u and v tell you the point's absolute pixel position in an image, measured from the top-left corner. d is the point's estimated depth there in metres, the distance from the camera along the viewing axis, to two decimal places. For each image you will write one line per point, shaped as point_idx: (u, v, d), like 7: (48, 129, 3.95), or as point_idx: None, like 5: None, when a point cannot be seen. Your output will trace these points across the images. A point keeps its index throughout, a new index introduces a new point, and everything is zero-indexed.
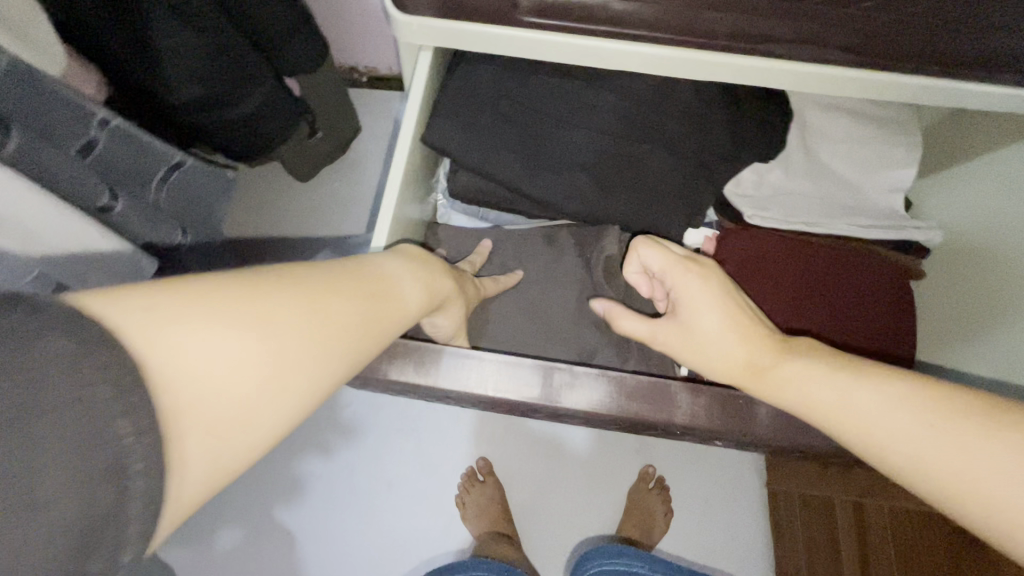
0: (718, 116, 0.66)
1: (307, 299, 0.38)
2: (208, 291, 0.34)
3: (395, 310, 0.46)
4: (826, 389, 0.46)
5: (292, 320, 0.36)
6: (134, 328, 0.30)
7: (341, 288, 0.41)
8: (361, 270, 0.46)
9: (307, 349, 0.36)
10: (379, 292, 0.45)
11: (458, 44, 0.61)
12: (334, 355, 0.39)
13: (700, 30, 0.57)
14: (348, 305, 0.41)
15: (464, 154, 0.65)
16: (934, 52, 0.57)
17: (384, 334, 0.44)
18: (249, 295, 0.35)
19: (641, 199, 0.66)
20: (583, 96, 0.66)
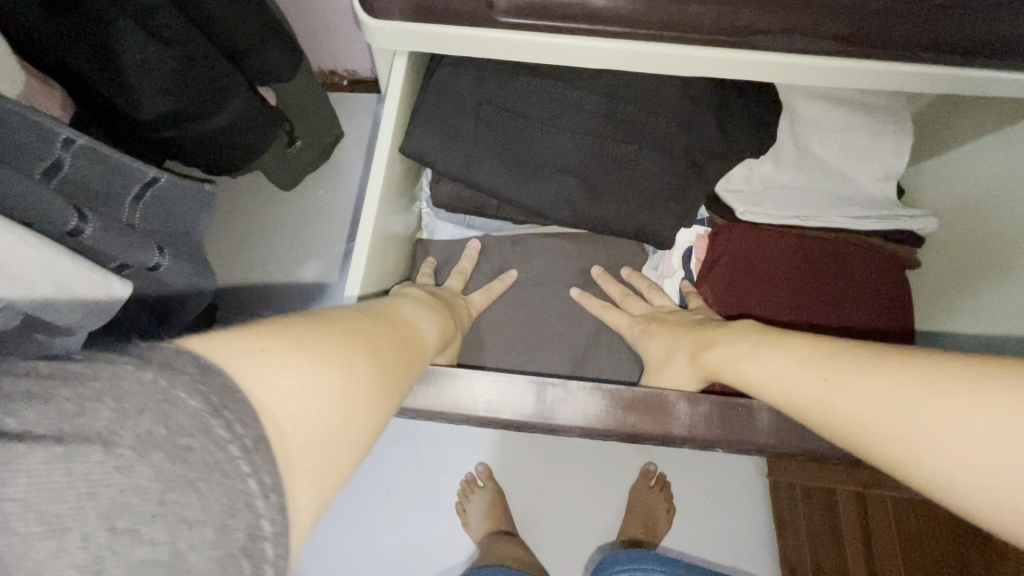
0: (707, 116, 0.63)
1: (362, 341, 0.38)
2: (288, 337, 0.33)
3: (423, 349, 0.47)
4: (760, 377, 0.49)
5: (358, 348, 0.37)
6: (236, 371, 0.28)
7: (382, 329, 0.42)
8: (383, 313, 0.47)
9: (378, 373, 0.37)
10: (404, 323, 0.47)
11: (433, 47, 0.58)
12: (396, 380, 0.39)
13: (685, 27, 0.55)
14: (393, 343, 0.42)
15: (444, 161, 0.62)
16: (921, 41, 0.56)
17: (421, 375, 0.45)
18: (312, 330, 0.35)
19: (631, 203, 0.63)
20: (566, 100, 0.63)
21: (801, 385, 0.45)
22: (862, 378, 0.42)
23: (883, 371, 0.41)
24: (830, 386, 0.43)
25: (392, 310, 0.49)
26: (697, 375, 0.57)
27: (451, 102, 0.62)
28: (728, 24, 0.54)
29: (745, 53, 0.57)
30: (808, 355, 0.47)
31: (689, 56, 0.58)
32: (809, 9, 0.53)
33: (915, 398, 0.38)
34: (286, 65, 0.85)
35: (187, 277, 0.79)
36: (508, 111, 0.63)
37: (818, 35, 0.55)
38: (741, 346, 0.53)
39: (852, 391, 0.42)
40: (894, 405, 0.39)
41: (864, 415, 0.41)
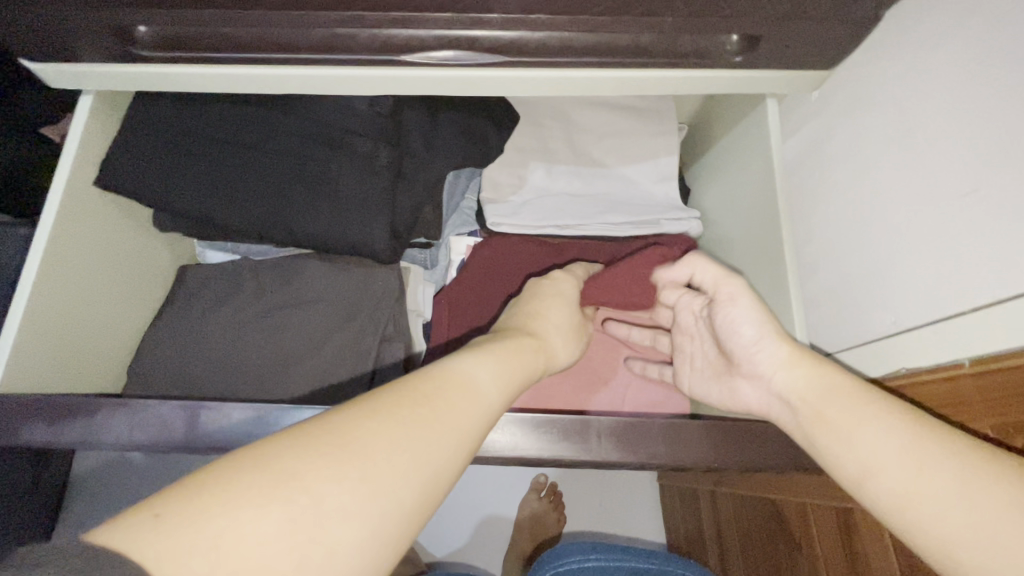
0: (410, 131, 0.66)
1: (348, 454, 0.33)
2: (246, 466, 0.31)
3: (468, 416, 0.40)
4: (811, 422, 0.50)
5: (331, 477, 0.32)
6: (140, 550, 0.26)
7: (393, 427, 0.36)
8: (422, 380, 0.41)
9: (360, 504, 0.32)
10: (435, 392, 0.40)
11: (109, 84, 0.59)
12: (392, 502, 0.33)
13: (338, 46, 0.55)
14: (400, 444, 0.35)
15: (145, 190, 0.62)
16: (579, 46, 0.57)
17: (447, 472, 0.37)
18: (257, 463, 0.32)
19: (340, 218, 0.63)
20: (266, 124, 0.64)
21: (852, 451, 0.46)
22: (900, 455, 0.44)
23: (935, 447, 0.43)
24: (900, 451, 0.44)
25: (443, 378, 0.42)
26: (742, 373, 0.58)
27: (147, 142, 0.62)
28: (378, 43, 0.55)
29: (418, 71, 0.58)
30: (866, 414, 0.47)
31: (365, 76, 0.59)
32: (449, 25, 0.54)
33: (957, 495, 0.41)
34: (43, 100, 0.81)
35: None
36: (223, 156, 0.63)
37: (476, 48, 0.56)
38: (818, 377, 0.51)
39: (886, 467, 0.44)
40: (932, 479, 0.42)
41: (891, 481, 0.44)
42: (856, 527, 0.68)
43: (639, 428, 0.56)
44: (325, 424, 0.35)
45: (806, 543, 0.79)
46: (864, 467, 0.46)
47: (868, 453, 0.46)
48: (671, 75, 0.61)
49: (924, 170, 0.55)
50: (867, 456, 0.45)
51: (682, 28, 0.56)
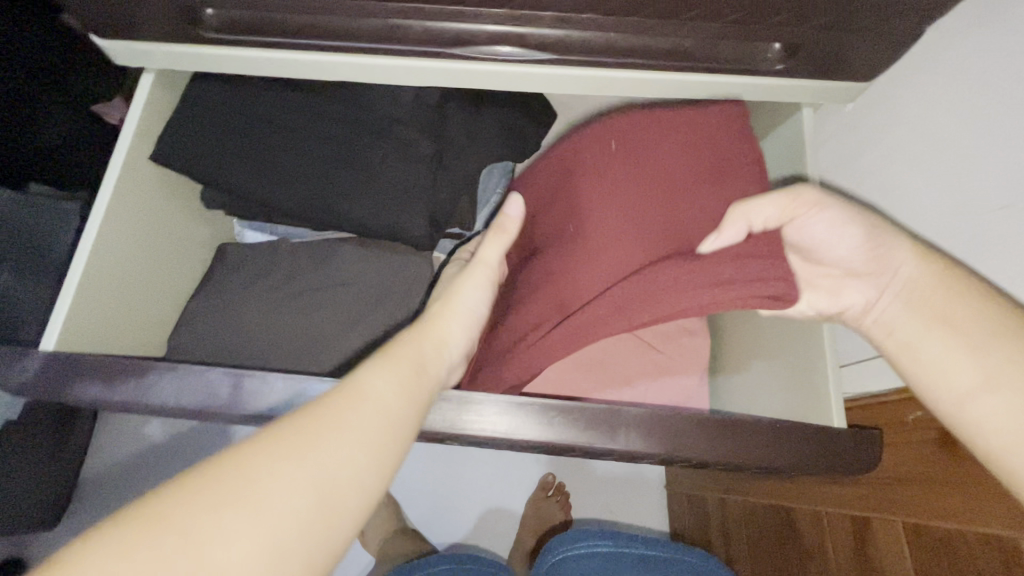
0: (452, 122, 0.67)
1: (208, 513, 0.32)
2: (123, 522, 0.31)
3: (369, 437, 0.38)
4: (923, 337, 0.50)
5: (211, 515, 0.32)
6: None
7: (266, 472, 0.34)
8: (321, 399, 0.39)
9: (243, 543, 0.32)
10: (330, 411, 0.38)
11: (171, 63, 0.62)
12: (282, 532, 0.33)
13: (392, 37, 0.57)
14: (275, 488, 0.34)
15: (194, 165, 0.64)
16: (624, 47, 0.59)
17: (349, 494, 0.36)
18: (138, 516, 0.32)
19: (380, 204, 0.65)
20: (314, 109, 0.66)
21: (962, 367, 0.47)
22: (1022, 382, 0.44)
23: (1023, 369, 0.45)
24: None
25: (332, 399, 0.39)
26: None
27: (201, 121, 0.65)
28: (431, 35, 0.57)
29: (467, 66, 0.60)
30: (963, 329, 0.48)
31: (415, 67, 0.61)
32: (502, 20, 0.56)
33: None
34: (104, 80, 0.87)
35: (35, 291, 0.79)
36: (271, 139, 0.65)
37: (525, 46, 0.58)
38: (919, 278, 0.52)
39: (987, 394, 0.45)
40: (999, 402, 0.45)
41: (979, 393, 0.46)
42: (871, 536, 0.68)
43: (663, 418, 0.57)
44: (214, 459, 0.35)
45: (818, 550, 0.79)
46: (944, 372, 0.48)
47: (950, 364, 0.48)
48: (711, 79, 0.62)
49: (960, 181, 0.56)
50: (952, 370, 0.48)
51: (726, 38, 0.58)
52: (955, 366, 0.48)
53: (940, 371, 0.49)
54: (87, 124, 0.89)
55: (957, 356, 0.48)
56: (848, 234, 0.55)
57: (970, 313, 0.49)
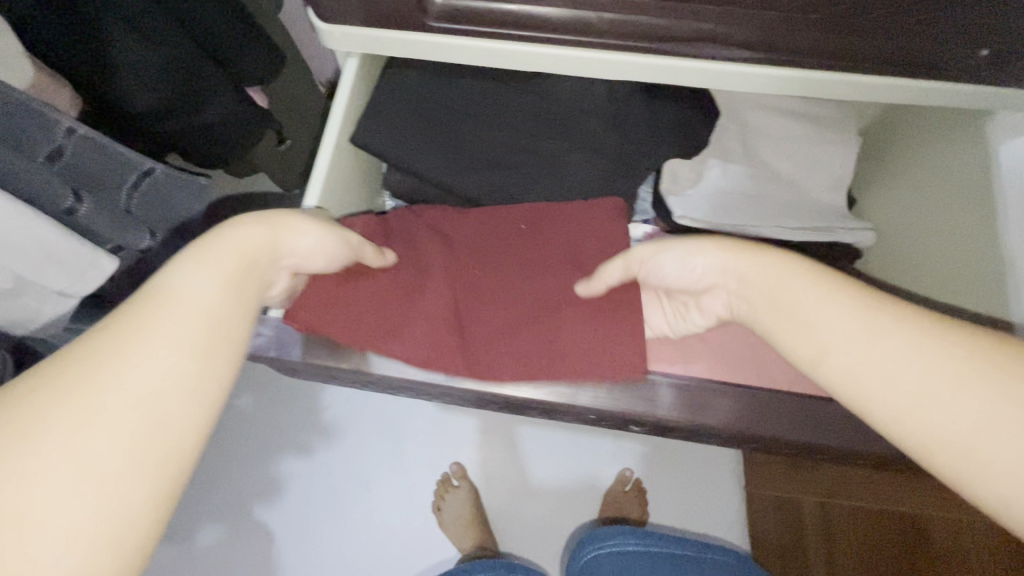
0: (634, 116, 0.69)
1: (78, 439, 0.35)
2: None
3: (173, 333, 0.40)
4: (853, 327, 0.45)
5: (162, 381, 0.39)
6: None
7: (34, 398, 0.36)
8: (144, 299, 0.41)
9: (183, 404, 0.39)
10: (150, 313, 0.40)
11: (379, 49, 0.65)
12: (196, 394, 0.40)
13: (602, 30, 0.60)
14: (92, 410, 0.36)
15: (387, 148, 0.67)
16: (824, 50, 0.61)
17: (192, 376, 0.40)
18: None
19: (560, 193, 0.68)
20: (503, 99, 0.69)
21: (907, 375, 0.42)
22: (903, 347, 0.43)
23: (981, 384, 0.39)
24: (830, 313, 0.46)
25: (141, 304, 0.41)
26: None
27: (398, 106, 0.67)
28: (641, 28, 0.59)
29: (666, 60, 0.63)
30: (880, 331, 0.44)
31: (614, 59, 0.64)
32: (714, 19, 0.58)
33: (932, 360, 0.42)
34: (270, 65, 0.92)
35: (171, 258, 0.99)
36: (460, 128, 0.68)
37: (730, 43, 0.61)
38: (796, 276, 0.49)
39: (950, 407, 0.40)
40: (950, 417, 0.40)
41: (939, 416, 0.40)
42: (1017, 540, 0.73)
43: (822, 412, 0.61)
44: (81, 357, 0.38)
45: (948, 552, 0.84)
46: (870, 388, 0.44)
47: (862, 374, 0.44)
48: (896, 81, 0.64)
49: None
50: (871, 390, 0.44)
51: (926, 45, 0.59)
52: (890, 380, 0.43)
53: (856, 378, 0.44)
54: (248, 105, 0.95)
55: (905, 360, 0.43)
56: (696, 265, 0.55)
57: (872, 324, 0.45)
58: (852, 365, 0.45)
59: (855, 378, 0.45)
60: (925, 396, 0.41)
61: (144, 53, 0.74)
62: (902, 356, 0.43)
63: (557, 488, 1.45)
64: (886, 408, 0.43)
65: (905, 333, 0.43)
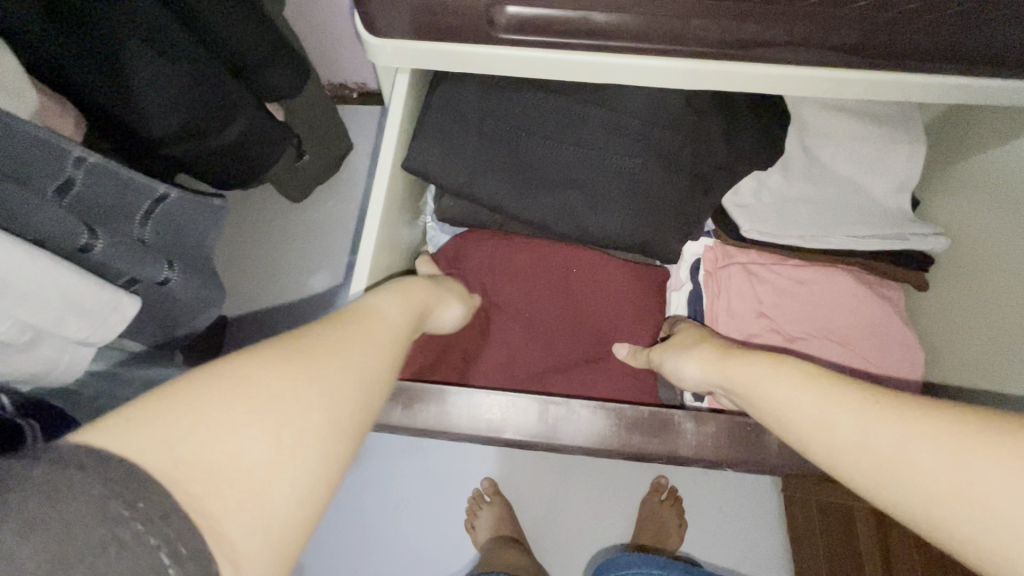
0: (709, 128, 0.64)
1: (315, 381, 0.40)
2: (247, 361, 0.38)
3: (378, 342, 0.48)
4: (791, 391, 0.49)
5: (366, 359, 0.45)
6: (131, 444, 0.31)
7: (287, 362, 0.39)
8: (349, 312, 0.50)
9: (374, 382, 0.45)
10: (357, 318, 0.49)
11: (433, 63, 0.59)
12: (381, 380, 0.46)
13: (688, 38, 0.54)
14: (339, 365, 0.42)
15: (444, 173, 0.62)
16: (929, 52, 0.55)
17: (382, 367, 0.46)
18: (235, 364, 0.38)
19: (634, 215, 0.63)
20: (567, 114, 0.63)
21: (859, 434, 0.44)
22: (848, 410, 0.46)
23: (929, 444, 0.40)
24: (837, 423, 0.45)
25: (347, 313, 0.50)
26: None
27: (454, 127, 0.62)
28: (732, 36, 0.53)
29: (752, 69, 0.57)
30: (822, 395, 0.48)
31: (693, 68, 0.58)
32: (817, 22, 0.52)
33: (903, 437, 0.42)
34: (292, 80, 0.86)
35: (195, 291, 0.91)
36: (522, 148, 0.63)
37: (826, 47, 0.55)
38: (751, 365, 0.55)
39: (912, 465, 0.41)
40: (915, 475, 0.40)
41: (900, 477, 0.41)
42: None
43: None
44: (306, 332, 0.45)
45: None
46: (836, 450, 0.45)
47: (828, 437, 0.46)
48: (998, 83, 0.59)
49: None
50: (833, 449, 0.46)
51: None
52: (850, 443, 0.44)
53: (823, 445, 0.46)
54: (268, 119, 0.89)
55: (849, 425, 0.45)
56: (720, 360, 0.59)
57: (822, 391, 0.48)
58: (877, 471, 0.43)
59: (822, 446, 0.46)
60: (938, 490, 0.39)
61: (163, 70, 0.69)
62: (850, 423, 0.45)
63: (592, 500, 1.41)
64: (860, 476, 0.44)
65: (843, 406, 0.46)
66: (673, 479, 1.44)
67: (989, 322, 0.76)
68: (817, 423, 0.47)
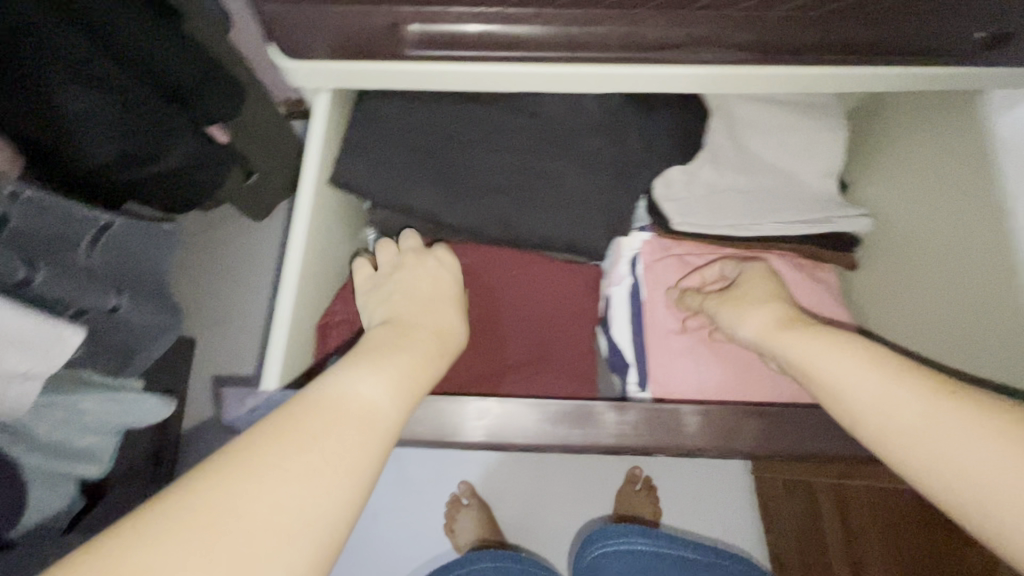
0: (627, 127, 0.66)
1: (247, 526, 0.35)
2: (175, 509, 0.35)
3: (346, 446, 0.41)
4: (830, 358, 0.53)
5: (328, 476, 0.39)
6: None
7: (210, 506, 0.35)
8: (323, 397, 0.44)
9: (333, 502, 0.38)
10: (328, 412, 0.43)
11: (349, 80, 0.60)
12: (347, 496, 0.39)
13: (593, 45, 0.56)
14: (281, 495, 0.37)
15: (369, 186, 0.64)
16: (823, 46, 0.58)
17: (349, 477, 0.40)
18: (160, 516, 0.34)
19: (559, 216, 0.65)
20: (488, 122, 0.65)
21: (893, 401, 0.48)
22: (881, 380, 0.49)
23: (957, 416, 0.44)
24: (887, 406, 0.48)
25: (318, 397, 0.44)
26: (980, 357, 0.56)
27: (377, 141, 0.64)
28: (633, 41, 0.56)
29: (658, 71, 0.60)
30: (859, 364, 0.51)
31: (601, 72, 0.60)
32: (711, 24, 0.55)
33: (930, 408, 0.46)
34: (232, 102, 0.87)
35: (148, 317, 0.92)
36: (446, 158, 0.65)
37: (725, 47, 0.57)
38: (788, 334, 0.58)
39: (940, 431, 0.44)
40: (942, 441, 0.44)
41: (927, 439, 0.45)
42: None
43: None
44: (256, 447, 0.39)
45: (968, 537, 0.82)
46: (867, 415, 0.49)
47: (862, 403, 0.49)
48: (895, 70, 0.61)
49: None
50: (867, 412, 0.49)
51: (930, 34, 0.57)
52: (884, 410, 0.48)
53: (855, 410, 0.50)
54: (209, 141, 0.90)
55: (884, 393, 0.48)
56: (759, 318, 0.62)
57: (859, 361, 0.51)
58: (909, 455, 0.46)
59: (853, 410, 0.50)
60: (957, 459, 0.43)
61: (95, 101, 0.69)
62: (883, 393, 0.49)
63: (568, 495, 1.44)
64: (886, 439, 0.47)
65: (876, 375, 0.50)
66: (647, 468, 1.46)
67: (915, 295, 0.79)
68: (850, 391, 0.51)
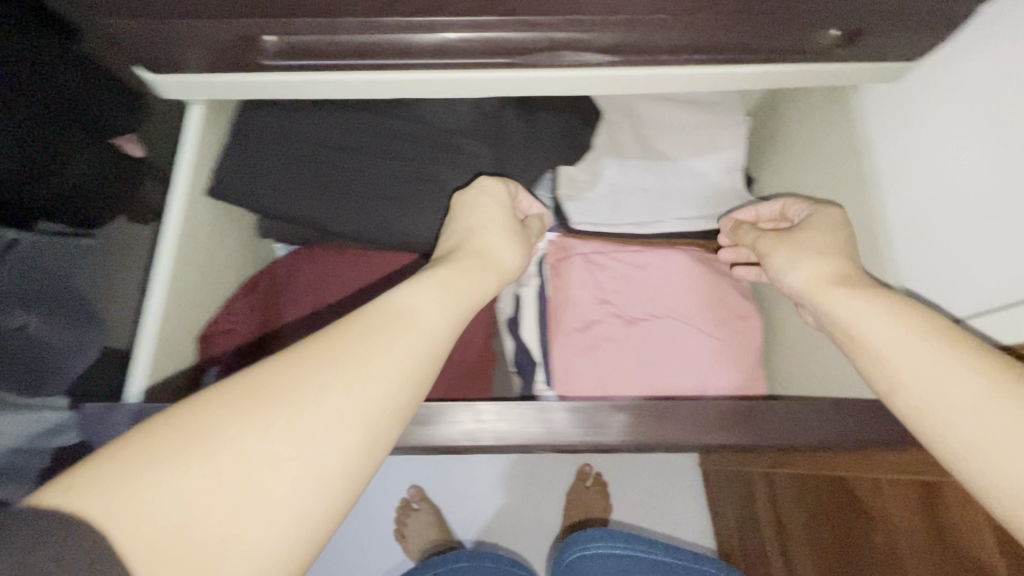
0: (508, 129, 0.68)
1: (289, 436, 0.35)
2: (229, 406, 0.35)
3: (393, 370, 0.40)
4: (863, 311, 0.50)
5: (372, 395, 0.38)
6: (98, 507, 0.30)
7: (252, 415, 0.35)
8: (380, 312, 0.43)
9: (362, 433, 0.37)
10: (380, 330, 0.42)
11: (219, 92, 0.61)
12: (384, 427, 0.39)
13: (454, 51, 0.57)
14: (321, 411, 0.36)
15: (249, 196, 0.64)
16: (684, 47, 0.58)
17: (391, 405, 0.39)
18: (214, 412, 0.34)
19: (441, 219, 0.66)
20: (368, 129, 0.66)
21: (921, 361, 0.46)
22: (914, 334, 0.47)
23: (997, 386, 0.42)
24: (921, 367, 0.46)
25: (369, 315, 0.43)
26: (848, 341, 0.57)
27: (255, 151, 0.64)
28: (493, 47, 0.56)
29: (526, 75, 0.60)
30: (893, 319, 0.48)
31: (471, 78, 0.60)
32: (566, 28, 0.55)
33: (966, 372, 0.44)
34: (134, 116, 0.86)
35: None
36: (326, 166, 0.65)
37: (586, 50, 0.58)
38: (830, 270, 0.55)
39: (971, 399, 0.42)
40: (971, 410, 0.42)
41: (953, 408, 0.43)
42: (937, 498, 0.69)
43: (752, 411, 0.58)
44: (303, 361, 0.38)
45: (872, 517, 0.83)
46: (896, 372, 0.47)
47: (892, 356, 0.47)
48: (762, 70, 0.63)
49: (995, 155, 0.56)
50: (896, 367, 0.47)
51: (786, 35, 0.58)
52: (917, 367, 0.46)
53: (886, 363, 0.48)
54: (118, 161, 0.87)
55: (916, 350, 0.46)
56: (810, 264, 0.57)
57: (894, 315, 0.49)
58: (931, 417, 0.44)
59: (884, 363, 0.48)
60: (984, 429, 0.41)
61: None
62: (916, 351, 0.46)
63: (519, 495, 1.45)
64: (911, 398, 0.46)
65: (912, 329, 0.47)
66: (598, 465, 1.48)
67: None
68: (883, 342, 0.48)
